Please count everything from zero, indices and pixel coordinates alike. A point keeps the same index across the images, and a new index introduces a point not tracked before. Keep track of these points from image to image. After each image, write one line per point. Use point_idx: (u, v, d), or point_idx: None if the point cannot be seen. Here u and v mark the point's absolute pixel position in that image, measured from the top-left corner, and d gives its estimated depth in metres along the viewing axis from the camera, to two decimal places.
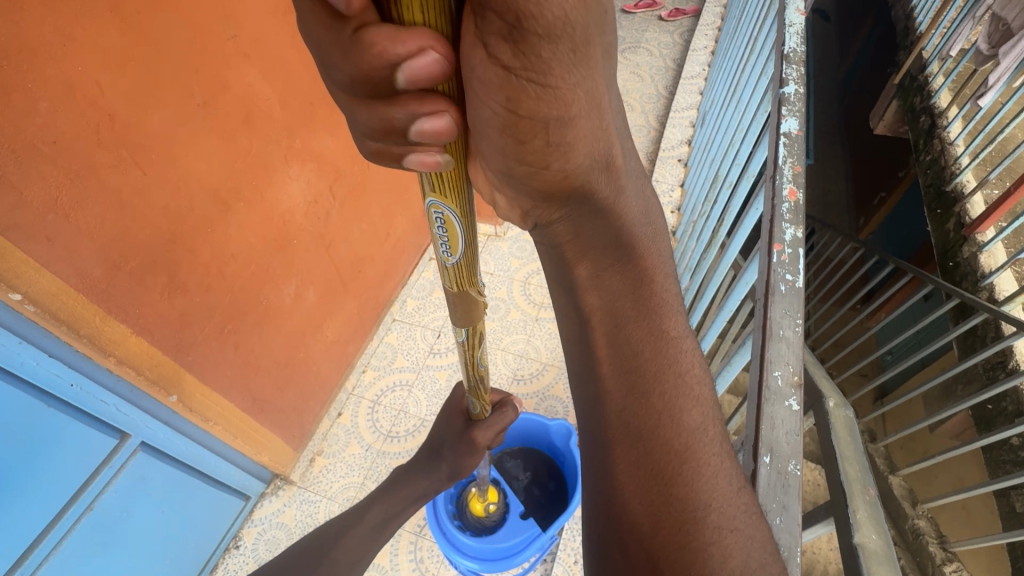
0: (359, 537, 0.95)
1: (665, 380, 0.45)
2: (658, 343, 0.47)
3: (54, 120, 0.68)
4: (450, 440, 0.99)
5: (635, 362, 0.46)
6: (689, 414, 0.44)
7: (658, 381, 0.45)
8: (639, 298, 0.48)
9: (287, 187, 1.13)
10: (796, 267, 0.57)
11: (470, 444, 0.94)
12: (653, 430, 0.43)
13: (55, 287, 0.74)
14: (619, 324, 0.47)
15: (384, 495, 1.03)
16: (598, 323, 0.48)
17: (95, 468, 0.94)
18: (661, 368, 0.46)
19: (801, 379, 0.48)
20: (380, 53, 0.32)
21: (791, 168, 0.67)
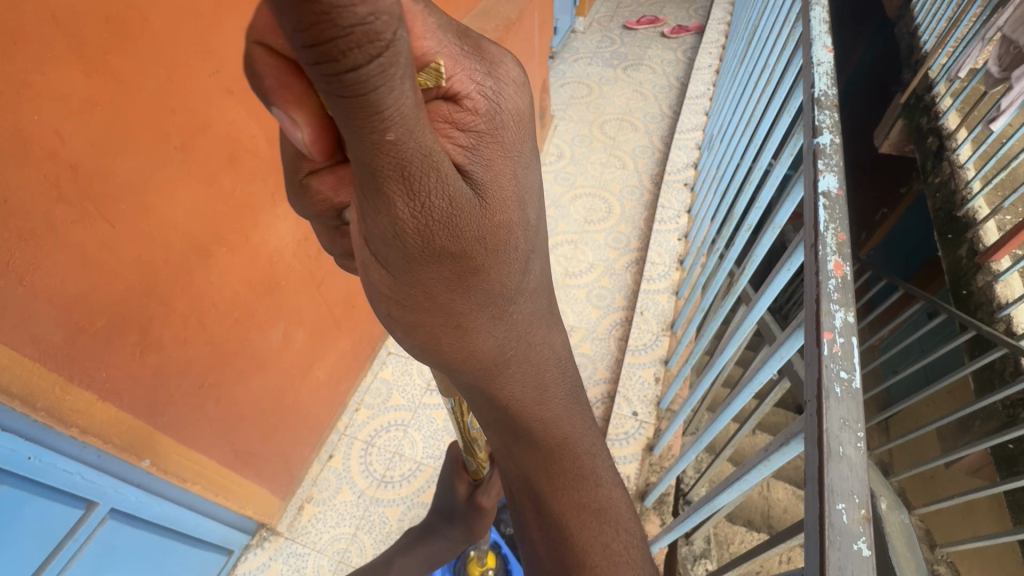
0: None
1: (593, 556, 0.49)
2: (572, 479, 0.51)
3: (5, 177, 0.60)
4: (459, 509, 0.92)
5: (564, 539, 0.50)
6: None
7: (585, 558, 0.49)
8: (552, 467, 0.50)
9: (275, 228, 1.06)
10: (851, 361, 0.49)
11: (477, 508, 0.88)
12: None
13: (6, 358, 0.66)
14: (539, 496, 0.51)
15: (405, 549, 1.02)
16: (523, 495, 0.52)
17: (59, 543, 0.86)
18: (587, 551, 0.49)
19: (870, 514, 0.40)
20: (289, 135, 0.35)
21: (834, 236, 0.60)
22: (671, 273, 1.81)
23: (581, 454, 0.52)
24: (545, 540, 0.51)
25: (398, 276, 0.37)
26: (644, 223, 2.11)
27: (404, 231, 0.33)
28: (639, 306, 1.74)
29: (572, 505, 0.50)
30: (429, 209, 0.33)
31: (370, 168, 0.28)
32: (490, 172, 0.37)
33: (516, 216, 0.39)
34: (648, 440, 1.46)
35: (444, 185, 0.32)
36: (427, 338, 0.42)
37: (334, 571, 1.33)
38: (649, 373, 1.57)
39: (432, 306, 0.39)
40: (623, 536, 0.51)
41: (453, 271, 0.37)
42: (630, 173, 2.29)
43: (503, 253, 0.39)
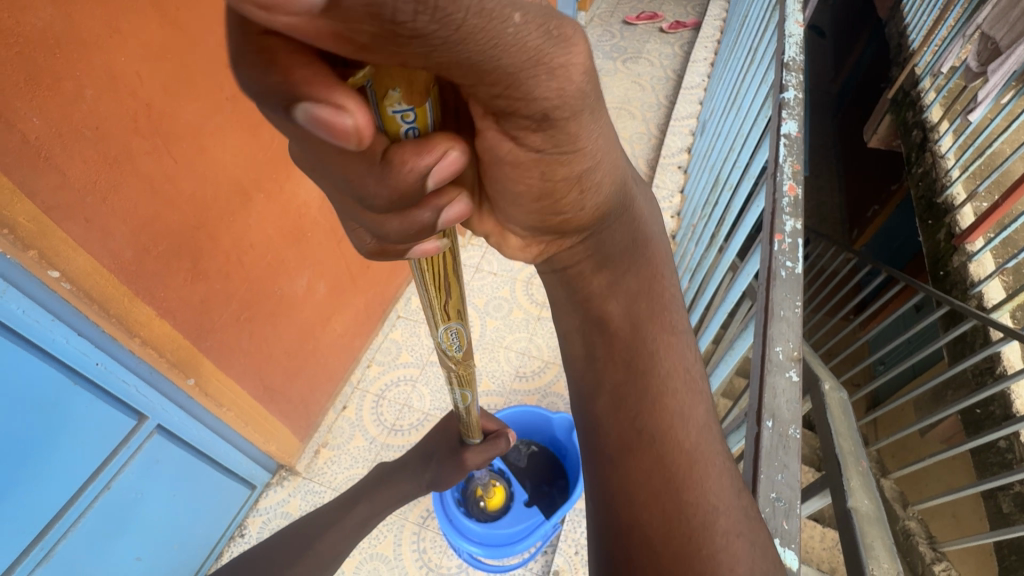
0: (342, 533, 0.99)
1: (673, 450, 0.45)
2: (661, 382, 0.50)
3: (98, 108, 0.71)
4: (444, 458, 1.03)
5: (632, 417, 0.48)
6: (705, 482, 0.44)
7: (660, 439, 0.46)
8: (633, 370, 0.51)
9: (304, 181, 1.17)
10: (796, 255, 0.61)
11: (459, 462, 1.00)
12: (661, 460, 0.45)
13: (89, 266, 0.78)
14: (626, 398, 0.50)
15: (370, 494, 1.06)
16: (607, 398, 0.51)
17: (114, 449, 0.98)
18: (665, 437, 0.46)
19: (800, 354, 0.52)
20: (330, 129, 0.29)
21: (791, 166, 0.72)
22: None
23: (656, 356, 0.52)
24: (626, 429, 0.48)
25: (539, 153, 0.41)
26: None
27: (562, 108, 0.35)
28: None
29: (654, 402, 0.49)
30: (576, 84, 0.34)
31: (515, 62, 0.29)
32: None
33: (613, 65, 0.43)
34: None
35: (583, 47, 0.33)
36: (545, 201, 0.47)
37: None
38: None
39: (576, 166, 0.43)
40: (705, 446, 0.47)
41: (584, 134, 0.40)
42: (628, 157, 2.41)
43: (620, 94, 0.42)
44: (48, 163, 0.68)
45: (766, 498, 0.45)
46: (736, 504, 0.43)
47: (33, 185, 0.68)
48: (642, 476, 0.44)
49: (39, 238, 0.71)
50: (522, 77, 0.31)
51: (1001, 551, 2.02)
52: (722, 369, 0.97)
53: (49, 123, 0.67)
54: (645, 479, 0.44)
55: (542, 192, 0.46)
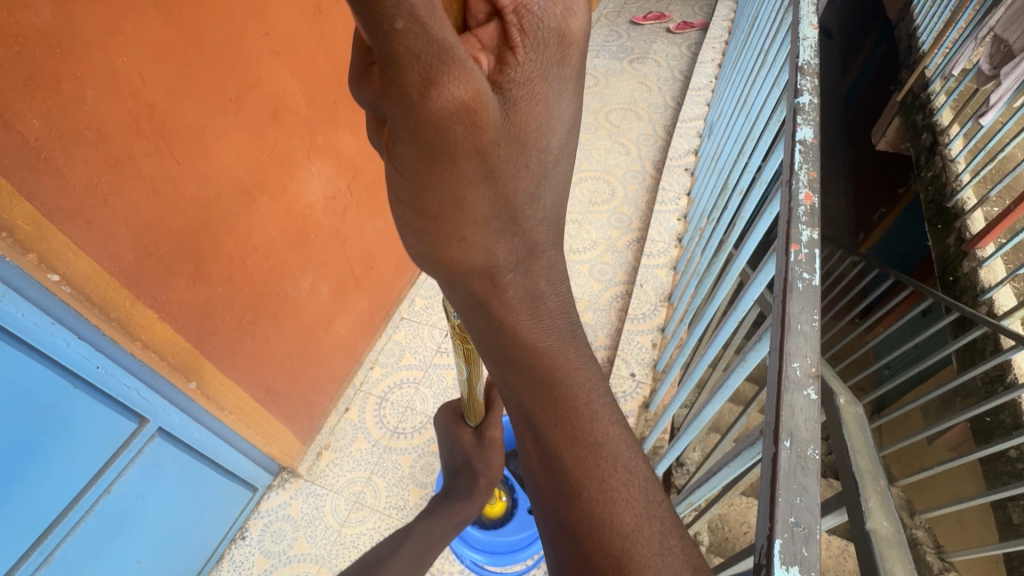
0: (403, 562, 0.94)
1: (589, 483, 0.45)
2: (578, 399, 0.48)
3: (99, 109, 0.70)
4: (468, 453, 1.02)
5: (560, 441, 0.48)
6: (622, 518, 0.43)
7: (583, 464, 0.46)
8: (551, 392, 0.48)
9: (308, 182, 1.16)
10: (812, 266, 0.59)
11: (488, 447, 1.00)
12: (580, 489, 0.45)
13: (90, 269, 0.77)
14: (533, 421, 0.48)
15: (427, 514, 1.02)
16: (517, 413, 0.50)
17: (114, 452, 0.97)
18: (586, 473, 0.45)
19: (818, 370, 0.51)
20: None
21: (806, 173, 0.70)
22: (670, 250, 1.92)
23: (578, 384, 0.48)
24: (544, 466, 0.47)
25: (412, 178, 0.40)
26: (646, 205, 2.21)
27: (430, 121, 0.35)
28: (639, 278, 1.84)
29: (568, 432, 0.46)
30: (456, 107, 0.35)
31: (386, 58, 0.31)
32: (527, 94, 0.42)
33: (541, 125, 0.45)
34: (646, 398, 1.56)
35: (471, 78, 0.35)
36: (426, 244, 0.44)
37: (349, 510, 1.43)
38: (647, 338, 1.68)
39: (460, 204, 0.42)
40: (623, 473, 0.45)
41: (469, 169, 0.40)
42: (634, 159, 2.39)
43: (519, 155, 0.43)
44: (47, 164, 0.67)
45: (784, 522, 0.42)
46: (660, 534, 0.43)
47: (33, 187, 0.67)
48: (568, 521, 0.45)
49: (38, 241, 0.70)
50: (393, 75, 0.32)
51: (1010, 561, 1.99)
52: (733, 380, 0.94)
53: (49, 124, 0.66)
54: (571, 524, 0.44)
55: (419, 228, 0.44)
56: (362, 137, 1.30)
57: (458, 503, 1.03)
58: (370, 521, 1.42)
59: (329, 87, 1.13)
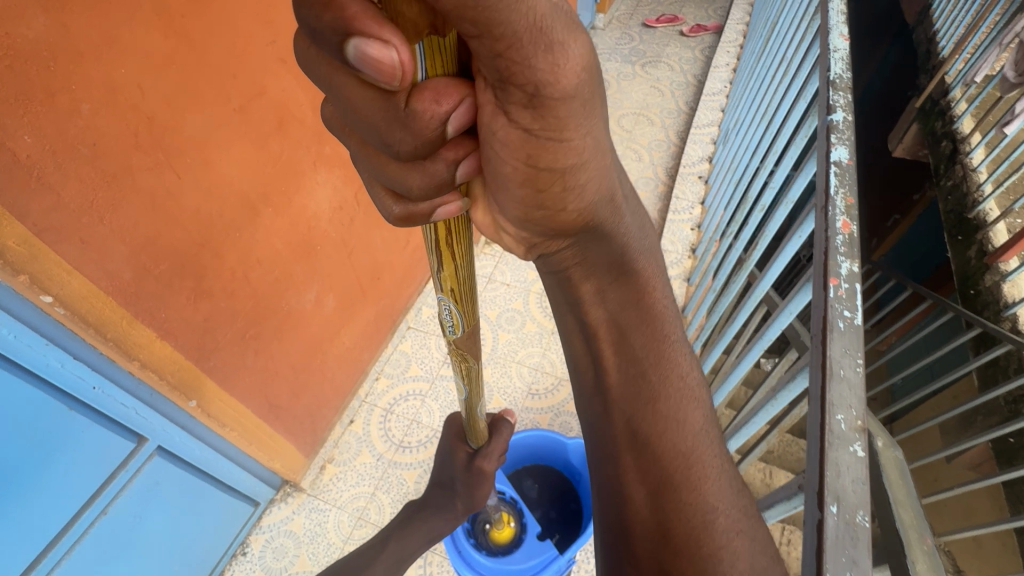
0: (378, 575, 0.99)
1: (680, 433, 0.53)
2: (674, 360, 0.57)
3: (95, 122, 0.67)
4: (459, 473, 1.00)
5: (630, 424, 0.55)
6: (705, 465, 0.51)
7: (656, 442, 0.53)
8: (646, 343, 0.58)
9: (314, 193, 1.12)
10: (854, 303, 0.55)
11: (479, 473, 0.98)
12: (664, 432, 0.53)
13: (85, 289, 0.73)
14: (638, 374, 0.57)
15: (401, 529, 1.06)
16: (613, 367, 0.58)
17: (112, 472, 0.94)
18: (677, 421, 0.54)
19: (865, 423, 0.46)
20: (378, 66, 0.31)
21: (843, 199, 0.66)
22: (684, 261, 1.87)
23: (672, 348, 0.58)
24: (631, 405, 0.56)
25: (526, 153, 0.42)
26: (658, 213, 2.16)
27: (559, 92, 0.37)
28: None
29: (662, 383, 0.56)
30: (566, 78, 0.36)
31: (503, 48, 0.32)
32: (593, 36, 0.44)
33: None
34: None
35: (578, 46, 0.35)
36: (542, 204, 0.48)
37: (353, 527, 1.40)
38: None
39: (566, 168, 0.45)
40: (708, 428, 0.54)
41: (579, 135, 0.42)
42: (646, 166, 2.34)
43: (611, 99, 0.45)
44: (39, 182, 0.64)
45: None
46: (735, 491, 0.50)
47: (25, 206, 0.63)
48: (658, 453, 0.52)
49: (30, 262, 0.67)
50: (509, 61, 0.33)
51: None
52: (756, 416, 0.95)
53: (42, 140, 0.62)
54: (659, 455, 0.52)
55: (532, 194, 0.47)
56: None
57: (434, 519, 1.06)
58: None
59: None
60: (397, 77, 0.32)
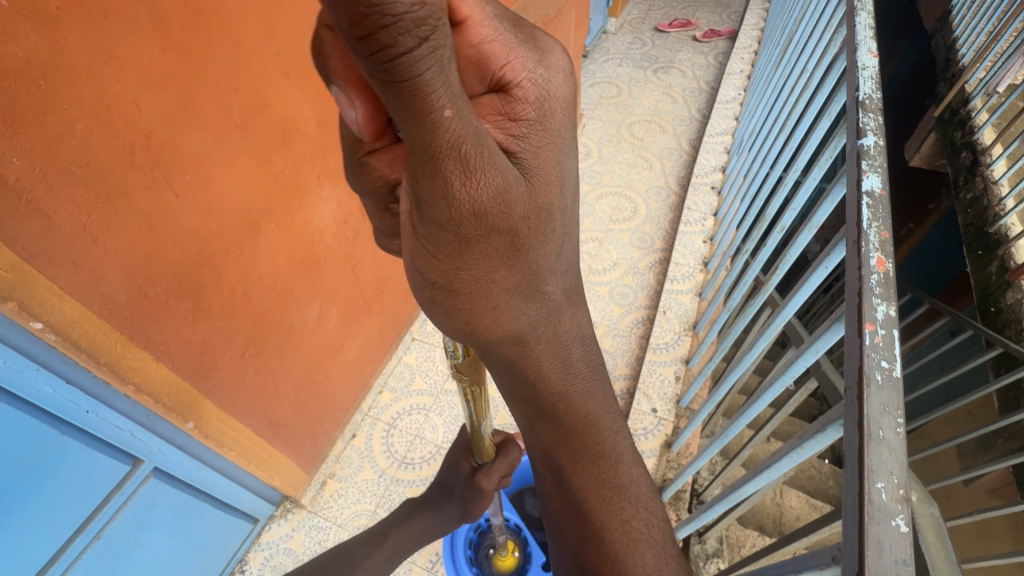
0: (371, 567, 0.97)
1: (612, 528, 0.58)
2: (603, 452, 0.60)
3: (88, 142, 0.64)
4: (460, 483, 0.98)
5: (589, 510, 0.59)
6: (642, 557, 0.57)
7: (600, 538, 0.58)
8: (570, 442, 0.59)
9: (318, 207, 1.09)
10: (892, 352, 0.51)
11: (476, 489, 0.94)
12: (601, 533, 0.58)
13: (77, 314, 0.70)
14: (561, 470, 0.60)
15: (401, 522, 1.03)
16: (544, 462, 0.62)
17: (106, 495, 0.91)
18: (610, 518, 0.58)
19: (908, 493, 0.42)
20: (345, 114, 0.43)
21: (877, 233, 0.61)
22: (695, 274, 1.82)
23: (603, 434, 0.61)
24: (564, 501, 0.60)
25: (439, 259, 0.42)
26: (669, 224, 2.12)
27: (473, 211, 0.37)
28: (662, 305, 1.75)
29: (593, 478, 0.59)
30: (489, 196, 0.37)
31: (430, 154, 0.31)
32: (538, 159, 0.45)
33: (555, 196, 0.47)
34: (668, 437, 1.47)
35: (499, 169, 0.37)
36: (461, 321, 0.48)
37: None
38: (669, 371, 1.59)
39: (475, 287, 0.45)
40: (642, 514, 0.59)
41: (496, 247, 0.43)
42: (657, 175, 2.30)
43: (543, 233, 0.46)
44: (28, 205, 0.61)
45: None
46: (674, 571, 0.57)
47: (13, 231, 0.60)
48: (594, 558, 0.57)
49: (19, 288, 0.64)
50: (433, 167, 0.32)
51: None
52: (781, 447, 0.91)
53: (32, 162, 0.59)
54: (597, 562, 0.57)
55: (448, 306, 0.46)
56: None
57: (431, 518, 1.03)
58: None
59: None
60: (358, 130, 0.43)
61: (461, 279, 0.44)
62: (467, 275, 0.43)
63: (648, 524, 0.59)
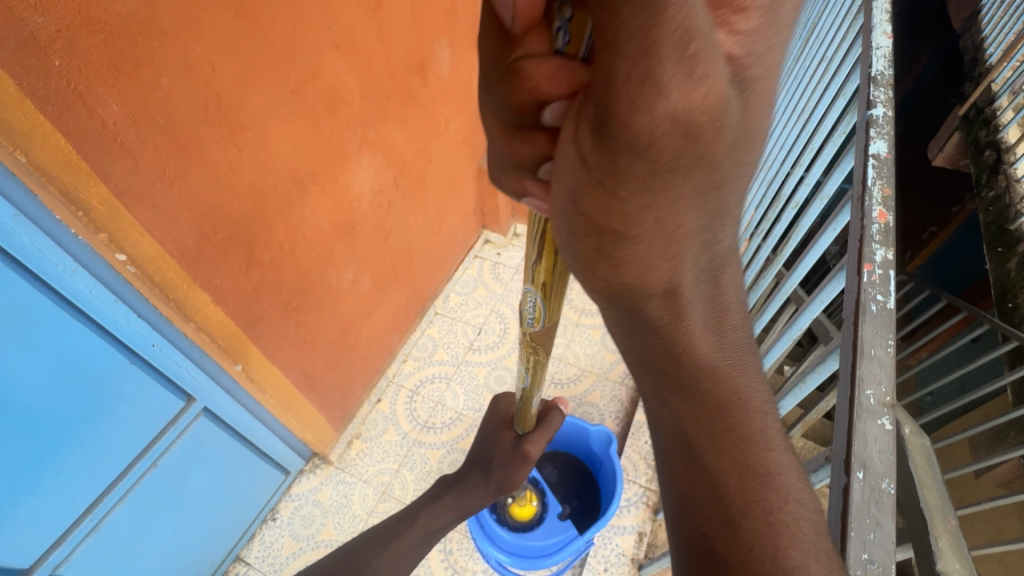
0: (398, 550, 1.01)
1: (750, 516, 0.42)
2: (749, 422, 0.47)
3: (172, 95, 0.72)
4: (502, 454, 1.03)
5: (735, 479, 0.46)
6: (787, 554, 0.41)
7: (733, 530, 0.42)
8: (715, 426, 0.46)
9: (357, 175, 1.17)
10: (887, 288, 0.56)
11: (522, 458, 1.00)
12: (737, 528, 0.42)
13: (154, 251, 0.79)
14: (694, 450, 0.46)
15: (432, 501, 1.09)
16: (673, 443, 0.48)
17: (163, 427, 1.00)
18: (750, 507, 0.43)
19: (893, 400, 0.48)
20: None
21: (880, 190, 0.67)
22: None
23: (751, 414, 0.47)
24: (692, 491, 0.45)
25: (611, 198, 0.32)
26: None
27: (673, 119, 0.27)
28: (678, 287, 1.80)
29: (735, 461, 0.45)
30: (691, 101, 0.26)
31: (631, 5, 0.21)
32: (769, 50, 0.31)
33: (769, 121, 0.34)
34: None
35: (717, 60, 0.26)
36: (615, 281, 0.39)
37: (377, 500, 1.45)
38: None
39: (651, 236, 0.34)
40: (794, 507, 0.43)
41: (692, 180, 0.32)
42: None
43: (748, 165, 0.34)
44: (121, 147, 0.69)
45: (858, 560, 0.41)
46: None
47: (108, 169, 0.69)
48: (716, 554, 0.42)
49: (110, 221, 0.72)
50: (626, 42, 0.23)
51: None
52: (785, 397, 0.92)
53: (128, 109, 0.68)
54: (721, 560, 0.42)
55: (603, 257, 0.37)
56: (410, 132, 1.31)
57: (463, 493, 1.09)
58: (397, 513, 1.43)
59: (383, 82, 1.15)
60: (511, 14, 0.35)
61: (629, 221, 0.33)
62: (654, 224, 0.34)
63: (803, 521, 0.43)
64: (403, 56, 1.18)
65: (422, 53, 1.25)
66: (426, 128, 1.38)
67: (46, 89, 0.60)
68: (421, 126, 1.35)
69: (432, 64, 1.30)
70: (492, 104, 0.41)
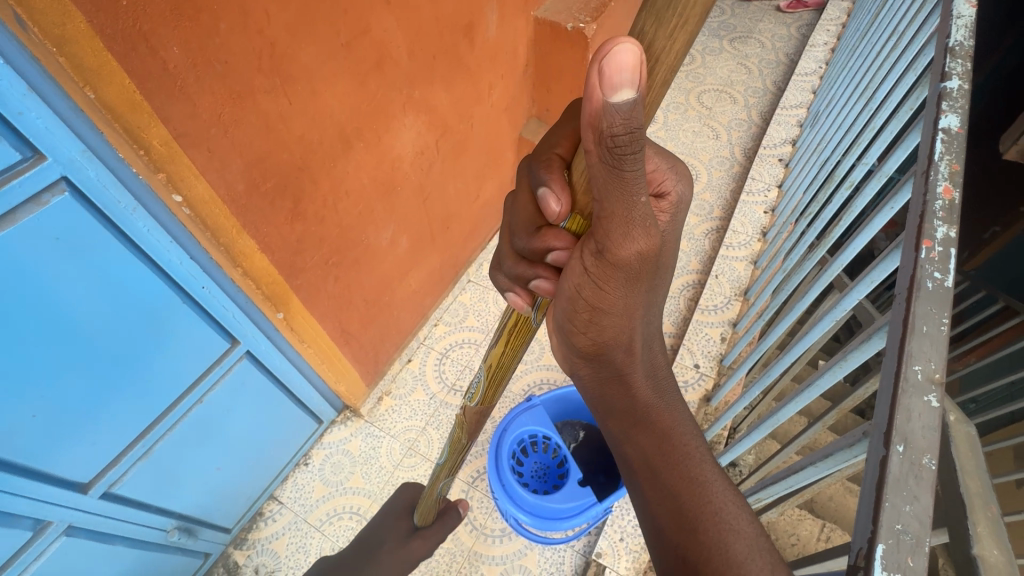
0: None
1: (704, 520, 0.59)
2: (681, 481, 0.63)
3: (229, 41, 0.74)
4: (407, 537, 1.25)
5: (680, 509, 0.61)
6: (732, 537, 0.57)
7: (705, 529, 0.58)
8: (663, 446, 0.66)
9: (401, 135, 1.18)
10: (946, 265, 0.54)
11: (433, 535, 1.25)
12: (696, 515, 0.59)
13: (207, 194, 0.82)
14: (656, 471, 0.65)
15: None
16: (645, 476, 0.65)
17: (209, 366, 1.06)
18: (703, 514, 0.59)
19: (943, 378, 0.46)
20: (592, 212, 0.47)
21: (947, 166, 0.63)
22: (752, 243, 1.81)
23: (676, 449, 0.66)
24: (672, 526, 0.60)
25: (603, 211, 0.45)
26: (731, 193, 2.10)
27: (603, 185, 0.41)
28: (715, 269, 1.76)
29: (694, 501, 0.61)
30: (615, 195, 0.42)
31: (611, 181, 0.40)
32: (600, 168, 0.40)
33: (601, 182, 0.41)
34: (708, 391, 1.50)
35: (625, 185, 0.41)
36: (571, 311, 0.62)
37: (404, 455, 1.50)
38: (716, 332, 1.61)
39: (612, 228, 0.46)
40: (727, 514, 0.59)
41: (614, 209, 0.44)
42: (722, 145, 2.27)
43: (626, 196, 0.42)
44: (180, 90, 0.71)
45: (890, 528, 0.40)
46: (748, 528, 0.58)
47: (168, 111, 0.72)
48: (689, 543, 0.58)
49: (169, 162, 0.75)
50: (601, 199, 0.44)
51: None
52: (824, 381, 0.88)
53: (187, 54, 0.70)
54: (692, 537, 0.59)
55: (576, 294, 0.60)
56: (455, 94, 1.31)
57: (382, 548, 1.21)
58: (422, 468, 1.48)
59: (430, 42, 1.14)
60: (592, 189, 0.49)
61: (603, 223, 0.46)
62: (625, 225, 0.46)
63: (740, 520, 0.59)
64: (451, 16, 1.17)
65: (471, 14, 1.24)
66: (471, 92, 1.38)
67: (115, 28, 0.62)
68: (466, 89, 1.35)
69: (480, 26, 1.29)
70: (610, 201, 0.43)
